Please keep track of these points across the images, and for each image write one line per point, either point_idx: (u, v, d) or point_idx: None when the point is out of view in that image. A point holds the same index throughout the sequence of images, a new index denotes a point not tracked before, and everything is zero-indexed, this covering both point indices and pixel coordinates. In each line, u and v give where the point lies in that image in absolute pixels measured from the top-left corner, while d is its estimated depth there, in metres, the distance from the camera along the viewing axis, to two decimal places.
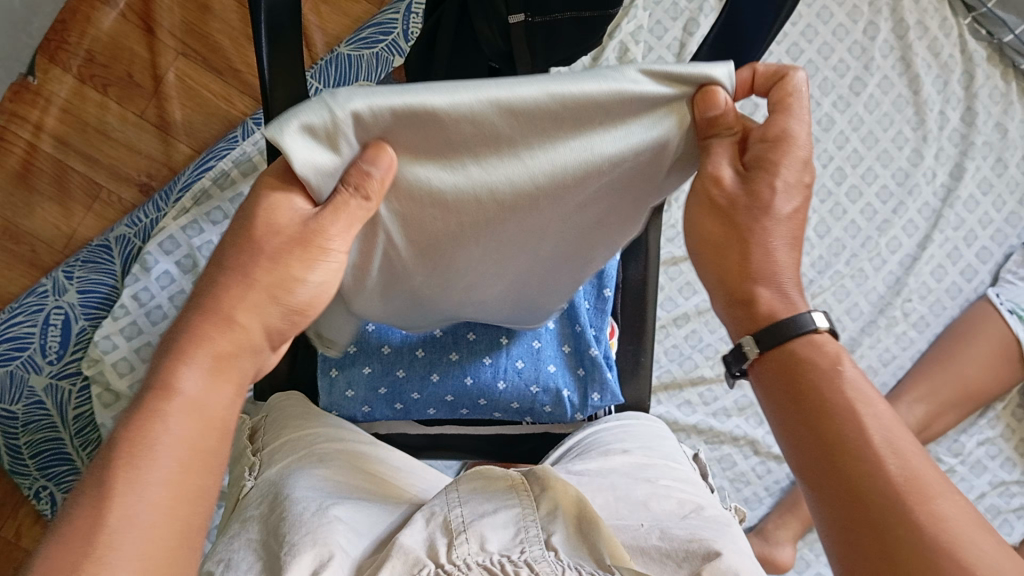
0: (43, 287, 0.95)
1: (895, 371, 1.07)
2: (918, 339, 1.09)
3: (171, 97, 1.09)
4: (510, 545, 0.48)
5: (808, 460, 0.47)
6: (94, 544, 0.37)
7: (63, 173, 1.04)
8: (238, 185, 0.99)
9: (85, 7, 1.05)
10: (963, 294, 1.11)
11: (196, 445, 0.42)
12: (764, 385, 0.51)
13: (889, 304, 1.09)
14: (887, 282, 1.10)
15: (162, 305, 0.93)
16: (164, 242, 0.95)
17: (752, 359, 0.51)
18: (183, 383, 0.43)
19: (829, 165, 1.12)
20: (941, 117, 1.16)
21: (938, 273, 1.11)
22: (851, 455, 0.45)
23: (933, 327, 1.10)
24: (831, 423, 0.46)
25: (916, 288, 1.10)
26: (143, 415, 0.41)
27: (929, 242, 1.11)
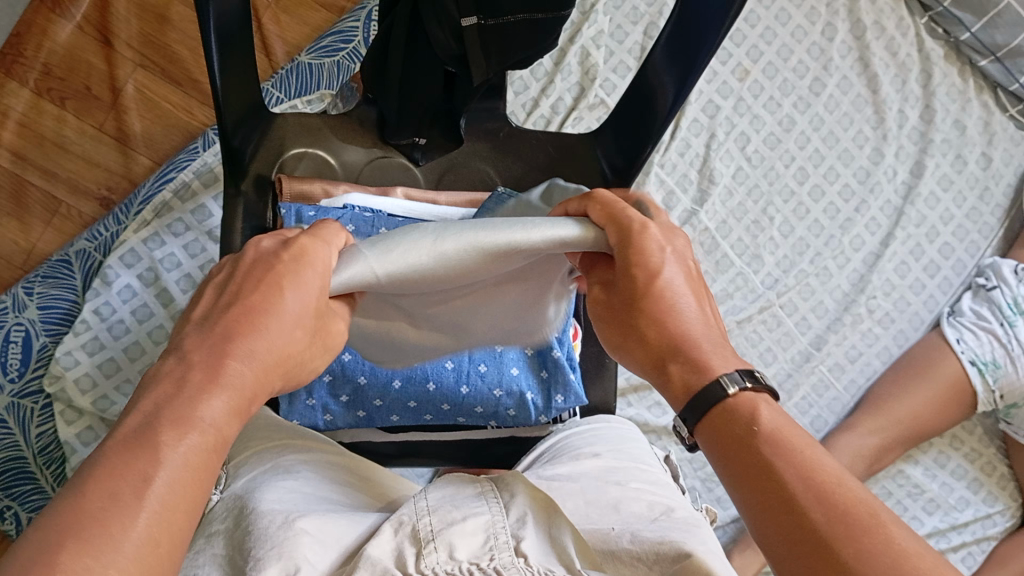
0: (1, 303, 0.94)
1: (863, 368, 1.09)
2: (883, 336, 1.10)
3: (130, 109, 1.08)
4: (479, 553, 0.47)
5: (743, 493, 0.43)
6: (95, 546, 0.33)
7: (21, 188, 1.03)
8: (200, 197, 0.99)
9: (40, 19, 1.03)
10: (926, 291, 1.13)
11: (201, 468, 0.38)
12: (711, 449, 0.46)
13: (853, 301, 1.09)
14: (852, 280, 1.10)
15: (124, 319, 0.93)
16: (125, 255, 0.95)
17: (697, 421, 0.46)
18: (195, 401, 0.39)
19: (792, 166, 1.13)
20: (900, 116, 1.17)
21: (902, 269, 1.12)
22: (796, 497, 0.40)
23: (898, 325, 1.11)
24: (760, 460, 0.42)
25: (880, 286, 1.11)
26: (161, 425, 0.37)
27: (891, 240, 1.12)
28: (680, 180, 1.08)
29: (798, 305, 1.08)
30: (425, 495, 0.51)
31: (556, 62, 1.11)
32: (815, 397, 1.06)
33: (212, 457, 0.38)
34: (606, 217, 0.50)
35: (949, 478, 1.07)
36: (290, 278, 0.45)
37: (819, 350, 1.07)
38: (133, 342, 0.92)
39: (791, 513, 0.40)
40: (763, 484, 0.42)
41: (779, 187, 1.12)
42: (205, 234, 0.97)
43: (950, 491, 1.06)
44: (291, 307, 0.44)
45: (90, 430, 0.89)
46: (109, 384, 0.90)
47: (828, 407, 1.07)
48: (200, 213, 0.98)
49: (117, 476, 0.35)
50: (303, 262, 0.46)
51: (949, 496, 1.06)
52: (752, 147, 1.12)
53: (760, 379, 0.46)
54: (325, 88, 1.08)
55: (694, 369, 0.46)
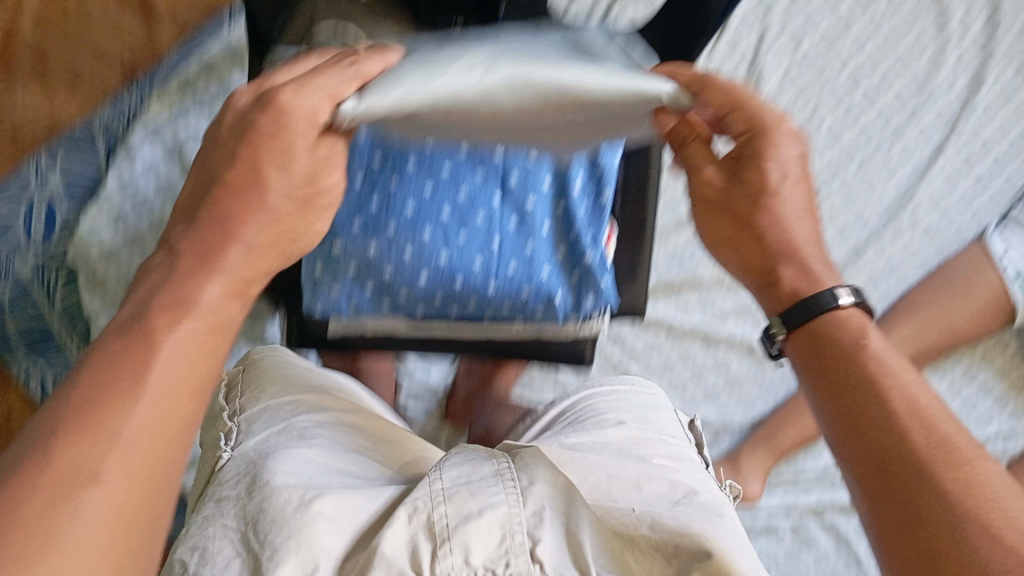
0: (25, 165, 0.95)
1: (898, 282, 1.06)
2: (924, 246, 1.06)
3: None
4: (492, 558, 0.44)
5: (822, 400, 0.46)
6: (57, 501, 0.36)
7: (43, 54, 1.06)
8: (223, 75, 0.97)
9: None
10: (972, 207, 1.07)
11: (172, 412, 0.40)
12: (802, 364, 0.49)
13: (896, 215, 1.07)
14: (898, 190, 1.07)
15: (148, 191, 0.92)
16: (149, 125, 0.95)
17: (788, 333, 0.50)
18: (165, 332, 0.42)
19: (843, 72, 1.09)
20: (965, 21, 1.10)
21: (951, 183, 1.07)
22: (885, 425, 0.42)
23: (939, 240, 1.07)
24: (851, 377, 0.45)
25: (925, 202, 1.07)
26: (123, 357, 0.40)
27: (945, 148, 1.08)
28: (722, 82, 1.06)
29: (833, 215, 1.07)
30: (440, 475, 0.49)
31: None
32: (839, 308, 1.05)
33: (182, 400, 0.41)
34: (725, 100, 0.53)
35: (976, 394, 1.06)
36: (273, 153, 0.48)
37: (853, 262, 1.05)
38: (152, 215, 0.92)
39: (883, 437, 0.42)
40: (845, 395, 0.44)
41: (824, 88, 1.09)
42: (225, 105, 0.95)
43: (974, 409, 1.06)
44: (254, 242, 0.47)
45: (107, 288, 0.90)
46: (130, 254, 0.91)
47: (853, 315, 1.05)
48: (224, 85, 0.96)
49: (91, 433, 0.38)
50: (290, 118, 0.47)
51: (970, 415, 1.05)
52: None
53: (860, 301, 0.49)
54: None
55: (802, 275, 0.51)
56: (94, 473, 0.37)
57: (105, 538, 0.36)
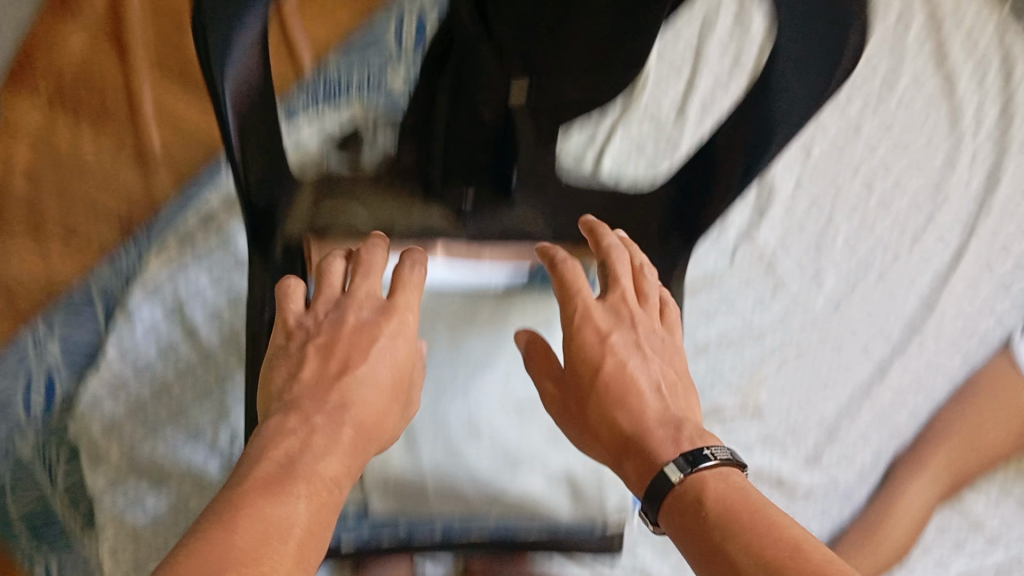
0: (24, 346, 0.89)
1: (928, 397, 0.94)
2: (970, 310, 0.96)
3: (147, 121, 0.99)
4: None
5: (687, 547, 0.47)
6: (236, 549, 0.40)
7: (35, 198, 0.95)
8: (227, 224, 0.94)
9: (50, 20, 1.00)
10: (1005, 311, 0.96)
11: (322, 494, 0.46)
12: (676, 523, 0.49)
13: (921, 321, 0.95)
14: (919, 297, 0.96)
15: (148, 352, 0.89)
16: (151, 288, 0.91)
17: (671, 495, 0.49)
18: (309, 459, 0.47)
19: (856, 177, 0.99)
20: (979, 117, 1.01)
21: (975, 288, 0.97)
22: (790, 543, 0.43)
23: (968, 344, 0.95)
24: (699, 518, 0.47)
25: (947, 313, 0.96)
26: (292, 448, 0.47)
27: (965, 252, 0.97)
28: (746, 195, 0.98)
29: (875, 312, 0.95)
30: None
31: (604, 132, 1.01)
32: (873, 438, 0.92)
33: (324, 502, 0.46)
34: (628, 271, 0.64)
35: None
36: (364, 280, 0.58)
37: (882, 379, 0.93)
38: (157, 378, 0.87)
39: (756, 544, 0.43)
40: (705, 543, 0.45)
41: (833, 189, 0.99)
42: (232, 261, 0.92)
43: None
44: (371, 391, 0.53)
45: (114, 470, 0.83)
46: (140, 428, 0.85)
47: (890, 439, 0.93)
48: (225, 248, 0.93)
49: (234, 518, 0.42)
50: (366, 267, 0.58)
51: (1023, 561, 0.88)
52: (837, 99, 1.01)
53: (715, 457, 0.49)
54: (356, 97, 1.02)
55: (644, 463, 0.52)
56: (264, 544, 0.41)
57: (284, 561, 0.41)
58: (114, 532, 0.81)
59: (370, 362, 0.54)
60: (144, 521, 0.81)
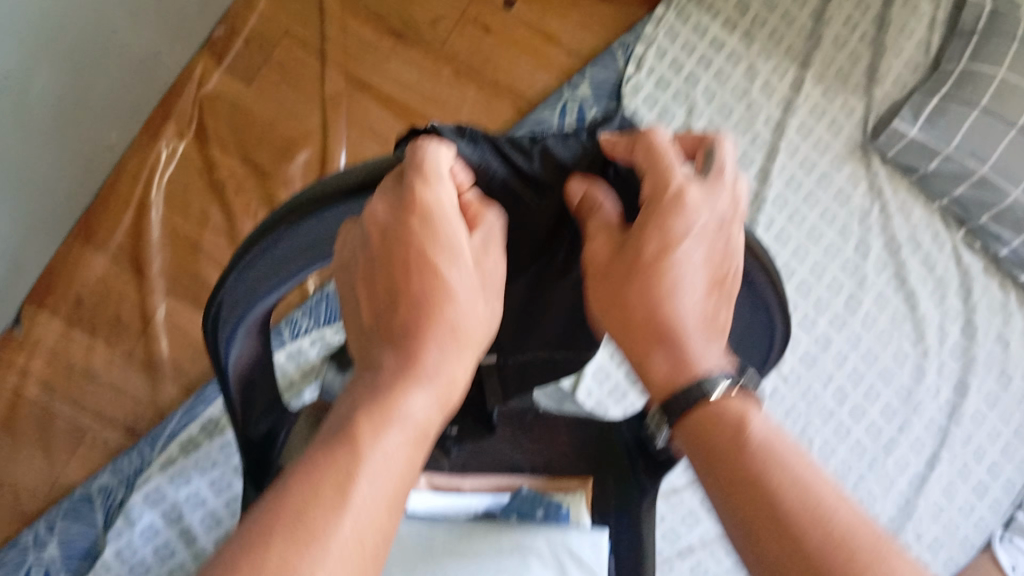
0: (24, 542, 0.89)
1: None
2: (948, 511, 1.03)
3: (159, 337, 1.08)
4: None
5: (716, 488, 0.44)
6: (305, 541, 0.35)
7: (48, 418, 1.02)
8: (228, 431, 0.93)
9: (75, 251, 1.08)
10: (976, 513, 1.04)
11: (404, 466, 0.40)
12: (700, 445, 0.46)
13: (901, 528, 1.00)
14: (897, 503, 1.02)
15: (146, 559, 0.86)
16: (150, 493, 0.89)
17: (677, 417, 0.46)
18: (374, 428, 0.40)
19: (830, 386, 1.06)
20: (941, 332, 1.09)
21: (949, 491, 1.04)
22: (819, 512, 0.41)
23: (949, 550, 1.02)
24: (745, 467, 0.43)
25: (927, 510, 1.02)
26: (360, 424, 0.40)
27: (939, 460, 1.04)
28: None
29: (860, 514, 1.00)
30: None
31: None
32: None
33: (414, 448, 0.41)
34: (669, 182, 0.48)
35: None
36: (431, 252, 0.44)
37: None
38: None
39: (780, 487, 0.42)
40: (737, 489, 0.43)
41: (807, 398, 1.05)
42: (232, 471, 0.91)
43: None
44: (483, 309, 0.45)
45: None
46: None
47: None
48: (227, 448, 0.92)
49: (338, 468, 0.38)
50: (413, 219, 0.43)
51: None
52: (809, 315, 1.08)
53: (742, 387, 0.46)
54: None
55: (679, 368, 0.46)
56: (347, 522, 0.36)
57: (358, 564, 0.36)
58: None
59: (481, 301, 0.45)
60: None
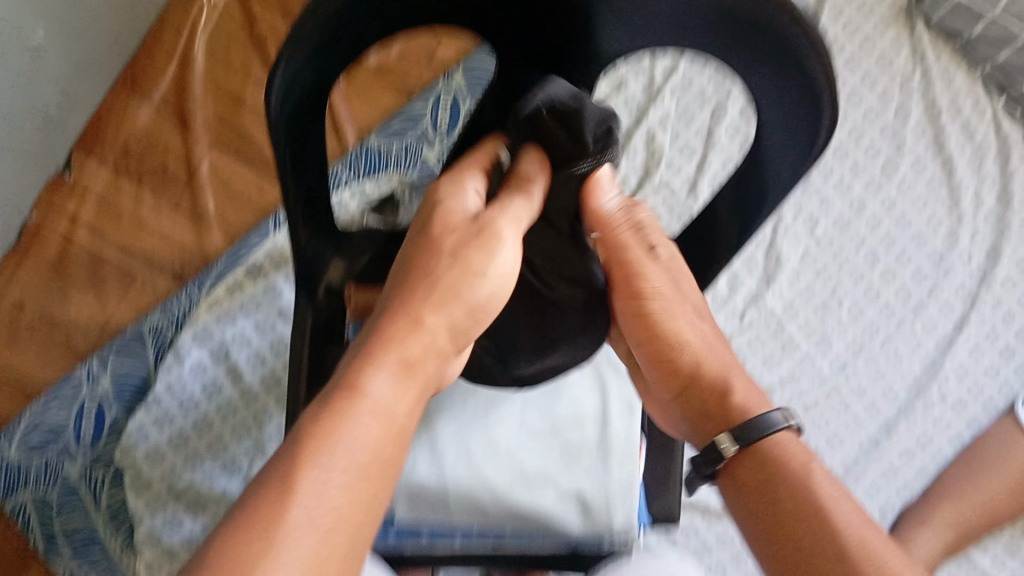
0: (79, 377, 0.93)
1: (935, 455, 0.98)
2: (975, 373, 1.02)
3: (204, 187, 1.10)
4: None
5: (755, 536, 0.53)
6: (264, 546, 0.35)
7: (97, 262, 1.05)
8: (270, 276, 0.96)
9: (121, 102, 1.11)
10: (1003, 376, 1.02)
11: (385, 454, 0.41)
12: (735, 491, 0.55)
13: (925, 387, 1.00)
14: (923, 365, 1.02)
15: (195, 395, 0.90)
16: (199, 332, 0.93)
17: (730, 456, 0.55)
18: (343, 422, 0.41)
19: (861, 248, 1.07)
20: (976, 198, 1.09)
21: (977, 353, 1.02)
22: (821, 533, 0.49)
23: (973, 410, 1.00)
24: (789, 518, 0.51)
25: (954, 371, 1.01)
26: (327, 416, 0.41)
27: (968, 319, 1.03)
28: (746, 262, 1.04)
29: (886, 372, 1.01)
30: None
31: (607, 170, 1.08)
32: (883, 485, 0.96)
33: (391, 440, 0.42)
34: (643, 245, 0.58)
35: None
36: (462, 249, 0.49)
37: (887, 438, 0.98)
38: (201, 416, 0.89)
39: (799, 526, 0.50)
40: (778, 533, 0.51)
41: (836, 260, 1.06)
42: (276, 313, 0.94)
43: None
44: (492, 285, 0.50)
45: (158, 499, 0.85)
46: (176, 457, 0.87)
47: (897, 493, 0.96)
48: (270, 292, 0.95)
49: (294, 478, 0.38)
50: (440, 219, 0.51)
51: None
52: (844, 180, 1.10)
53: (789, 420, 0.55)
54: (393, 168, 1.08)
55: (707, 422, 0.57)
56: (306, 525, 0.37)
57: (329, 551, 0.37)
58: (147, 536, 0.83)
59: (487, 251, 0.50)
60: (178, 539, 0.83)
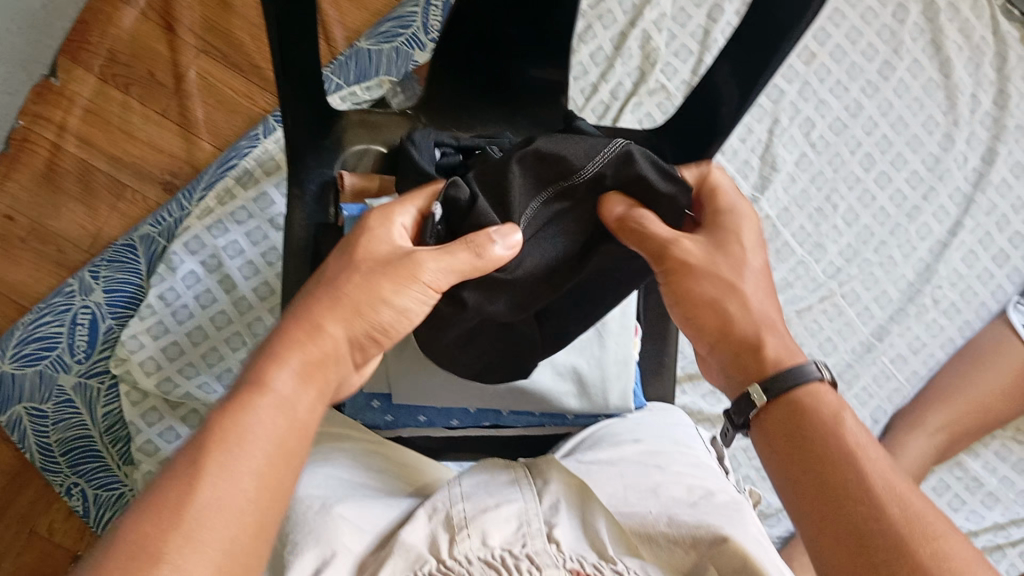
0: (69, 287, 0.93)
1: (926, 360, 1.01)
2: (967, 278, 1.04)
3: (192, 95, 1.08)
4: (512, 539, 0.50)
5: (783, 472, 0.47)
6: (172, 523, 0.36)
7: (87, 172, 1.04)
8: (261, 185, 0.96)
9: (107, 7, 1.07)
10: (995, 280, 1.04)
11: (288, 452, 0.41)
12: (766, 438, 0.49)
13: (919, 291, 1.02)
14: (917, 269, 1.03)
15: (188, 305, 0.90)
16: (190, 241, 0.92)
17: (759, 407, 0.50)
18: (247, 418, 0.40)
19: (858, 152, 1.06)
20: (973, 100, 1.08)
21: (969, 259, 1.04)
22: (852, 492, 0.44)
23: (966, 316, 1.02)
24: (813, 451, 0.46)
25: (947, 276, 1.03)
26: (229, 411, 0.40)
27: (963, 225, 1.04)
28: (741, 167, 1.02)
29: (880, 277, 1.01)
30: (457, 482, 0.54)
31: (602, 73, 1.06)
32: (876, 390, 0.98)
33: (293, 436, 0.42)
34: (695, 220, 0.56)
35: (995, 460, 1.00)
36: (367, 290, 0.48)
37: (881, 342, 0.99)
38: (196, 326, 0.90)
39: (837, 480, 0.45)
40: (814, 474, 0.46)
41: (833, 163, 1.05)
42: (267, 221, 0.94)
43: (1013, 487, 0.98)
44: (410, 298, 0.49)
45: (154, 410, 0.87)
46: (171, 366, 0.88)
47: (888, 398, 0.99)
48: (262, 200, 0.95)
49: (199, 462, 0.38)
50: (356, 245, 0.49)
51: (980, 524, 0.95)
52: (840, 81, 1.07)
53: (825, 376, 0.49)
54: (384, 74, 1.05)
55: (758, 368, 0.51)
56: (217, 498, 0.37)
57: (237, 529, 0.37)
58: (143, 446, 0.86)
59: (399, 281, 0.48)
60: (175, 449, 0.86)
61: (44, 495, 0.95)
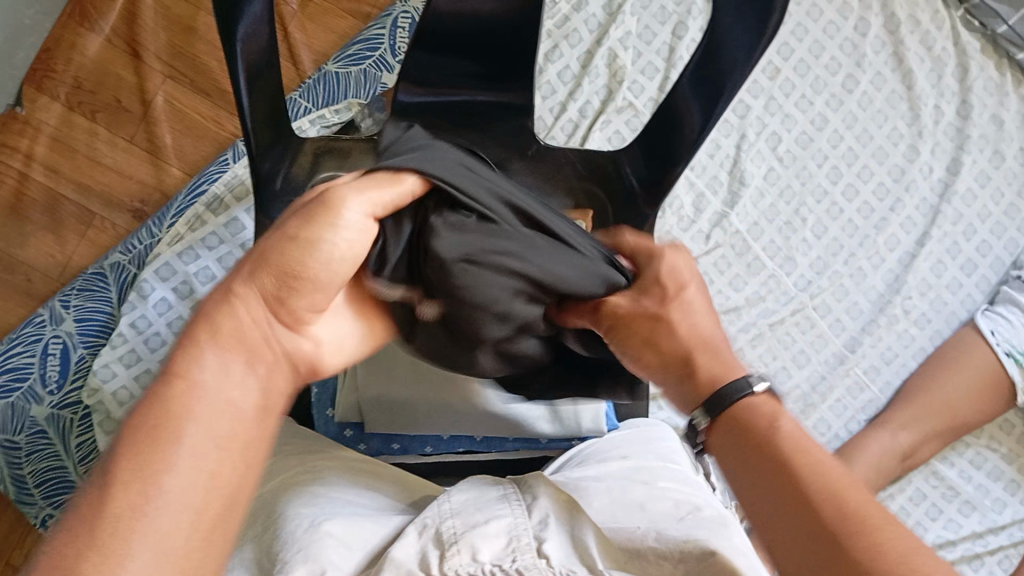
0: (40, 318, 0.92)
1: (899, 370, 1.02)
2: (936, 287, 1.05)
3: (160, 121, 1.08)
4: (501, 556, 0.49)
5: (747, 492, 0.48)
6: (121, 526, 0.36)
7: (55, 202, 1.04)
8: (232, 210, 0.95)
9: (69, 33, 1.06)
10: (964, 289, 1.06)
11: (228, 438, 0.41)
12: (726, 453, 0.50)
13: (889, 302, 1.03)
14: (886, 280, 1.04)
15: (160, 332, 0.89)
16: (160, 268, 0.91)
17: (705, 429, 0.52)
18: (194, 415, 0.40)
19: (824, 165, 1.07)
20: (936, 112, 1.10)
21: (938, 269, 1.05)
22: (811, 492, 0.44)
23: (935, 324, 1.04)
24: (769, 464, 0.47)
25: (916, 285, 1.04)
26: (164, 397, 0.40)
27: (929, 235, 1.06)
28: (710, 182, 1.03)
29: (851, 290, 1.02)
30: (449, 497, 0.54)
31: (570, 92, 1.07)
32: (849, 401, 0.99)
33: (224, 417, 0.41)
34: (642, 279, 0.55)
35: (970, 467, 1.01)
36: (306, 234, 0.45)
37: (853, 352, 1.00)
38: (169, 353, 0.89)
39: (794, 496, 0.45)
40: (769, 478, 0.46)
41: (799, 176, 1.06)
42: (237, 246, 0.93)
43: (987, 493, 0.99)
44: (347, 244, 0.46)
45: None
46: (145, 396, 0.87)
47: (862, 408, 1.00)
48: (232, 225, 0.94)
49: (138, 462, 0.38)
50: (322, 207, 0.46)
51: (958, 532, 0.96)
52: (806, 95, 1.09)
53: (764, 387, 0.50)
54: (353, 96, 1.05)
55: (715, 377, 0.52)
56: (166, 495, 0.37)
57: (186, 519, 0.38)
58: None
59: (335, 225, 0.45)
60: None
61: (16, 530, 0.94)
